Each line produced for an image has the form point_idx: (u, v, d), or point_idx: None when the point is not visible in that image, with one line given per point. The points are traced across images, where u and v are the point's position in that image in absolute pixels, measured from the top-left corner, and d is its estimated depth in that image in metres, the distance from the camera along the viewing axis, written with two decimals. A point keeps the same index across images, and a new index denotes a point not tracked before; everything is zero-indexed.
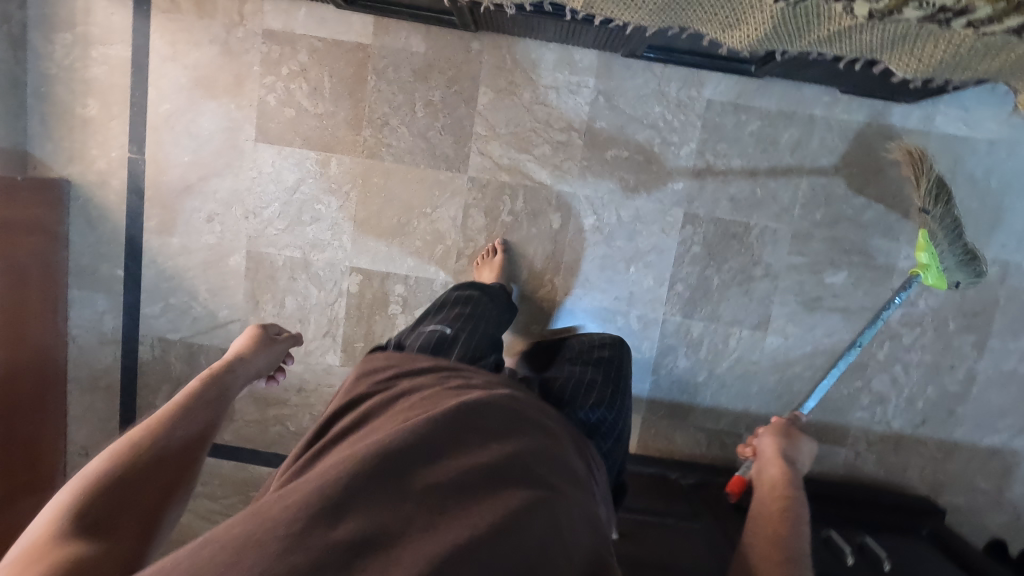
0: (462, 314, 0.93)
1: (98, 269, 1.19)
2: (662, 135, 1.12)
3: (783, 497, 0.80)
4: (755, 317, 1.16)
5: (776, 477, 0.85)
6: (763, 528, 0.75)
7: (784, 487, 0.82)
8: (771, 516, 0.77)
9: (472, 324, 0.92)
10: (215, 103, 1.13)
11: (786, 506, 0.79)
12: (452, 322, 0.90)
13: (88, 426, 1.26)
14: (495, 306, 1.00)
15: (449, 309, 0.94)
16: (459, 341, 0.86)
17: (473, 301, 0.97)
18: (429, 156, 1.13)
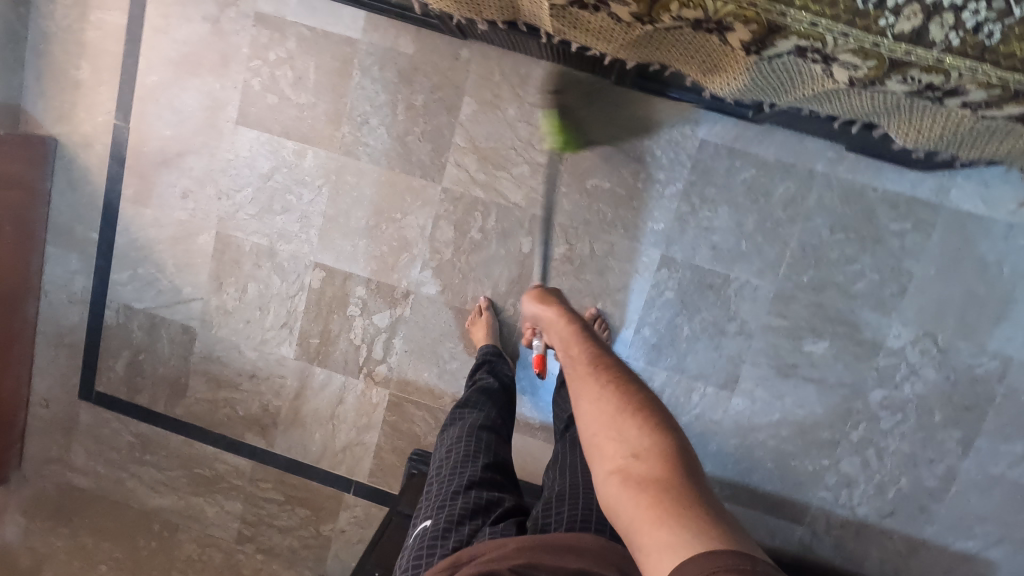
0: (442, 472, 0.85)
1: (74, 230, 1.21)
2: (647, 170, 1.05)
3: (594, 366, 0.64)
4: (722, 375, 1.09)
5: (575, 342, 0.71)
6: (607, 444, 0.54)
7: (596, 357, 0.65)
8: (594, 421, 0.57)
9: (456, 479, 0.82)
10: (200, 81, 1.12)
11: (595, 369, 0.63)
12: (433, 501, 0.81)
13: (50, 379, 1.29)
14: (503, 407, 0.96)
15: (454, 430, 0.91)
16: (444, 523, 0.77)
17: (467, 416, 0.93)
18: (404, 161, 1.10)
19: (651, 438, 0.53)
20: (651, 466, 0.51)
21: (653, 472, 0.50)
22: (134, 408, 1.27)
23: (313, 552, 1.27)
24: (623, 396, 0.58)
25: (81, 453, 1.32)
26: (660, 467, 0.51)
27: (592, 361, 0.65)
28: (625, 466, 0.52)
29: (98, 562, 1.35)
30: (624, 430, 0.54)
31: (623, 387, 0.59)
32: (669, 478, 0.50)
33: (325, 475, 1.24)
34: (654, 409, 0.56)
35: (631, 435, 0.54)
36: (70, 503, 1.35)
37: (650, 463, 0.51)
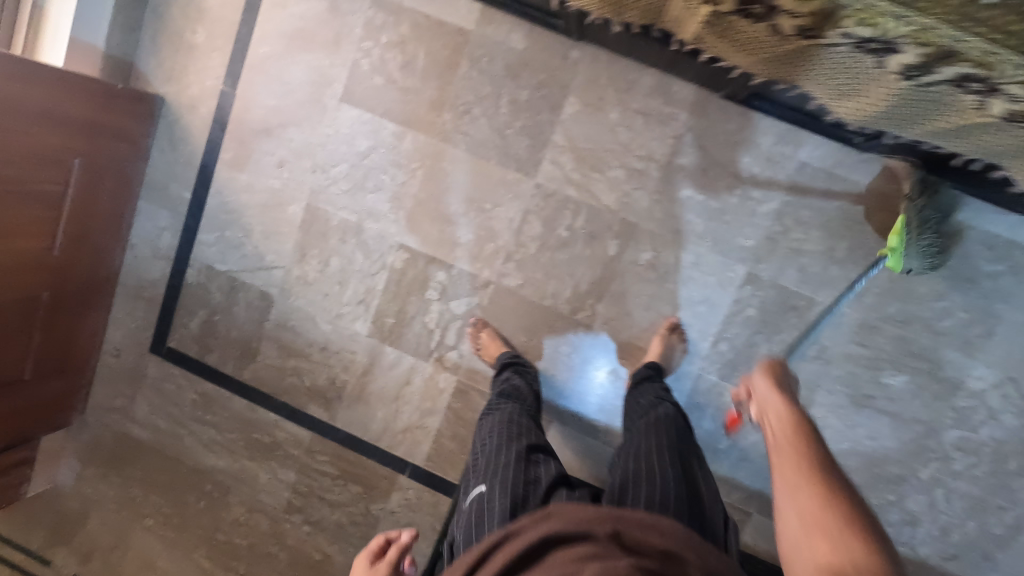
0: (486, 449, 0.88)
1: (169, 187, 1.25)
2: (744, 187, 1.05)
3: (801, 460, 0.65)
4: (795, 399, 1.09)
5: (794, 431, 0.70)
6: (806, 546, 0.57)
7: (821, 456, 0.65)
8: (784, 503, 0.62)
9: (501, 450, 0.85)
10: (310, 56, 1.15)
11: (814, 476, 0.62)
12: (483, 472, 0.83)
13: (125, 329, 1.32)
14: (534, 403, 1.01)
15: (493, 419, 0.94)
16: (498, 485, 0.77)
17: (506, 406, 0.97)
18: (501, 153, 1.12)
19: (851, 540, 0.55)
20: (860, 559, 0.53)
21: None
22: (202, 367, 1.30)
23: (360, 529, 1.29)
24: (818, 484, 0.62)
25: (143, 405, 1.34)
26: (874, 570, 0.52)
27: (797, 460, 0.65)
28: (820, 522, 0.58)
29: (145, 515, 1.38)
30: (824, 532, 0.57)
31: (824, 481, 0.62)
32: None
33: (383, 453, 1.25)
34: (863, 518, 0.57)
35: (840, 533, 0.56)
36: (125, 454, 1.37)
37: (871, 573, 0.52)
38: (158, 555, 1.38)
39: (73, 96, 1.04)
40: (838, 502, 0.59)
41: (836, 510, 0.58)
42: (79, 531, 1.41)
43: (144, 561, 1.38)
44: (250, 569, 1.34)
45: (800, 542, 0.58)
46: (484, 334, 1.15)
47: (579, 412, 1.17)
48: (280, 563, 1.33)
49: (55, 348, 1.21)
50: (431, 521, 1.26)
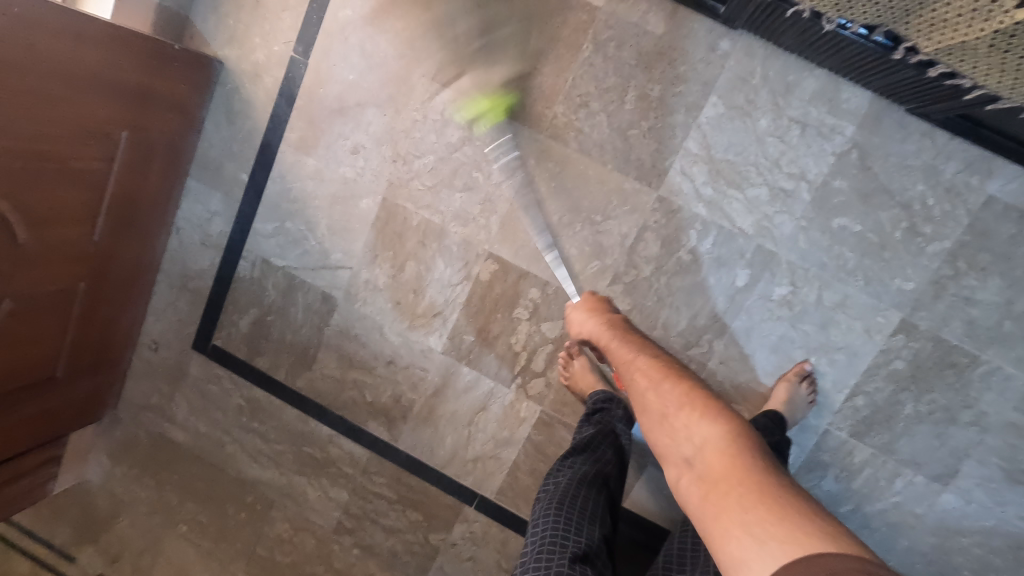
0: (532, 541, 0.79)
1: (223, 166, 1.09)
2: (912, 220, 0.89)
3: (638, 372, 0.71)
4: (938, 467, 0.95)
5: (632, 357, 0.75)
6: (673, 437, 0.61)
7: (638, 374, 0.71)
8: (645, 416, 0.67)
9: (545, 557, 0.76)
10: (401, 25, 0.98)
11: (671, 399, 0.64)
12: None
13: (165, 322, 1.18)
14: (602, 465, 0.86)
15: (548, 500, 0.83)
16: None
17: (564, 475, 0.85)
18: (620, 158, 0.95)
19: (712, 422, 0.59)
20: (706, 440, 0.58)
21: (719, 454, 0.56)
22: (251, 370, 1.16)
23: (416, 560, 1.17)
24: (682, 395, 0.64)
25: (183, 406, 1.21)
26: (720, 444, 0.57)
27: (638, 383, 0.70)
28: (680, 435, 0.60)
29: (180, 522, 1.26)
30: (691, 426, 0.60)
31: (656, 399, 0.66)
32: (731, 452, 0.55)
33: (448, 482, 1.12)
34: (703, 403, 0.63)
35: (683, 428, 0.60)
36: (160, 457, 1.25)
37: (715, 445, 0.57)
38: (193, 564, 1.27)
39: (122, 56, 0.88)
40: (688, 405, 0.63)
41: (686, 409, 0.62)
42: (107, 531, 1.30)
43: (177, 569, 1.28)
44: None
45: (666, 438, 0.62)
46: (576, 364, 1.00)
47: None
48: None
49: (91, 340, 1.08)
50: (496, 559, 1.13)
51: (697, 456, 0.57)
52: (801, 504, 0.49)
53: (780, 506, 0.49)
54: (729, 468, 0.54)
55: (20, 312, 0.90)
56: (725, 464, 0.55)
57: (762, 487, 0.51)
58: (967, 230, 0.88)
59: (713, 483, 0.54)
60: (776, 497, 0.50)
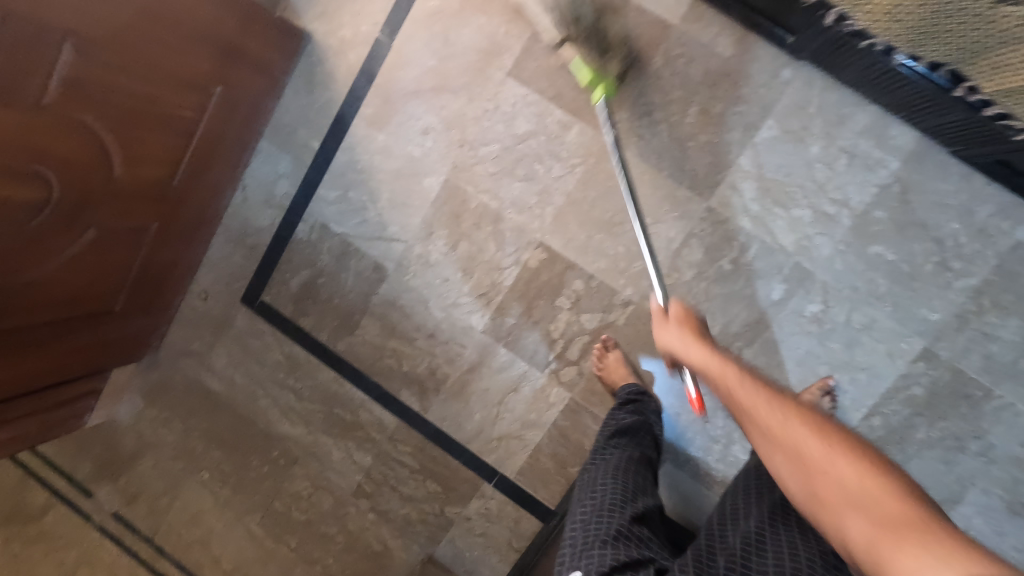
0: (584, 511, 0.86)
1: (296, 133, 1.15)
2: (943, 254, 0.95)
3: (739, 374, 0.69)
4: (944, 492, 1.00)
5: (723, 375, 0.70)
6: (788, 458, 0.61)
7: (734, 388, 0.68)
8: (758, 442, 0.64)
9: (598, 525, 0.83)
10: (485, 20, 1.04)
11: (785, 417, 0.62)
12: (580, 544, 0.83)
13: (218, 273, 1.23)
14: (645, 450, 0.93)
15: (602, 471, 0.90)
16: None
17: (612, 457, 0.91)
18: (676, 167, 1.01)
19: (842, 456, 0.57)
20: (838, 470, 0.57)
21: (855, 482, 0.55)
22: (294, 329, 1.21)
23: (429, 530, 1.21)
24: (824, 440, 0.59)
25: (222, 356, 1.26)
26: (854, 464, 0.56)
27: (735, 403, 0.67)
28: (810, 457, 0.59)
29: (203, 468, 1.30)
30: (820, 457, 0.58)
31: (766, 418, 0.63)
32: (867, 475, 0.55)
33: (471, 456, 1.17)
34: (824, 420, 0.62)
35: (854, 493, 0.55)
36: (193, 403, 1.29)
37: (848, 472, 0.56)
38: (209, 511, 1.31)
39: (226, 13, 0.94)
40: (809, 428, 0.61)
41: (809, 434, 0.60)
42: (128, 471, 1.34)
43: (192, 514, 1.32)
44: (302, 546, 1.27)
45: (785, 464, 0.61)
46: (610, 356, 1.05)
47: (696, 458, 1.05)
48: (336, 546, 1.26)
49: (151, 278, 1.13)
50: (507, 537, 1.17)
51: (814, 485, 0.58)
52: (931, 515, 0.51)
53: (906, 517, 0.51)
54: (855, 492, 0.55)
55: (100, 241, 0.95)
56: (854, 491, 0.55)
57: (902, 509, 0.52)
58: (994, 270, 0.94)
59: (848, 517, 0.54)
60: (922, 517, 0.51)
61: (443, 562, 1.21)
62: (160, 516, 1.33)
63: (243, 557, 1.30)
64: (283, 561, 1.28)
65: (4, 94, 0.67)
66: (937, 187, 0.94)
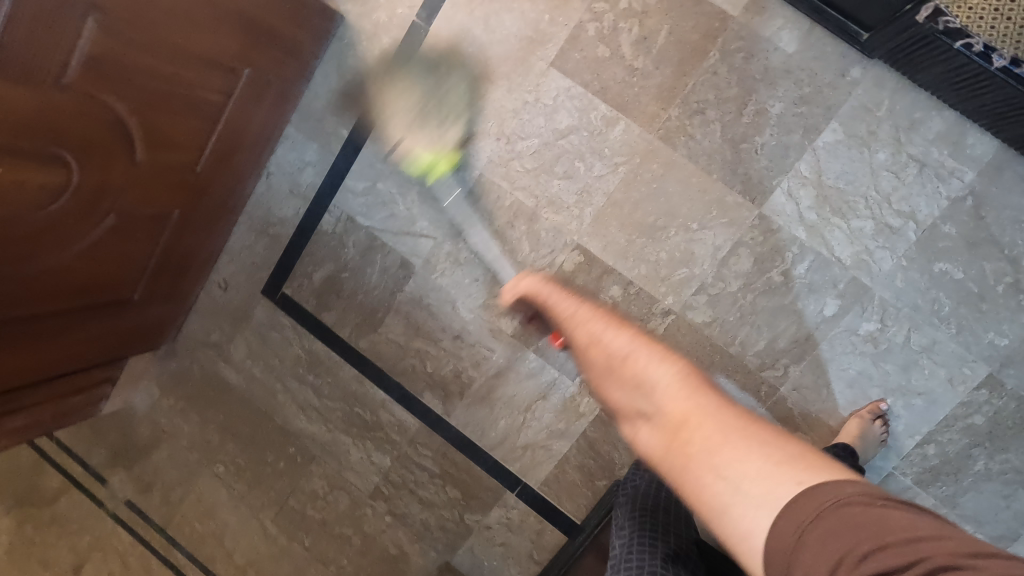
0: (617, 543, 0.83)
1: (325, 120, 1.10)
2: (1017, 276, 0.88)
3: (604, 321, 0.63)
4: (1001, 528, 0.93)
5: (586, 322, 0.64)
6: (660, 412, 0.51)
7: (594, 337, 0.61)
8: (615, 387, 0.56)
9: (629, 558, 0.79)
10: (529, 6, 0.98)
11: (625, 346, 0.58)
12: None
13: (239, 263, 1.19)
14: None
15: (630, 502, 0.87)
16: None
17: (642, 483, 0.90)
18: (728, 169, 0.95)
19: (667, 377, 0.52)
20: (677, 401, 0.51)
21: (677, 394, 0.51)
22: (315, 324, 1.17)
23: (447, 537, 1.17)
24: (677, 374, 0.53)
25: (241, 348, 1.22)
26: (691, 398, 0.50)
27: (591, 350, 0.61)
28: (660, 390, 0.52)
29: (218, 462, 1.27)
30: (646, 389, 0.53)
31: (611, 350, 0.58)
32: (700, 406, 0.49)
33: (493, 464, 1.13)
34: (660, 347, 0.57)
35: (682, 413, 0.50)
36: (210, 395, 1.26)
37: (678, 397, 0.51)
38: (223, 505, 1.28)
39: None
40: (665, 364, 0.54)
41: (659, 368, 0.53)
42: (143, 459, 1.32)
43: (206, 507, 1.29)
44: (316, 545, 1.24)
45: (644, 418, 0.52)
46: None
47: None
48: (351, 547, 1.22)
49: (172, 267, 1.09)
50: (528, 548, 1.13)
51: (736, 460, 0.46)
52: (776, 434, 0.48)
53: (745, 439, 0.47)
54: (677, 416, 0.50)
55: (120, 228, 0.91)
56: (677, 422, 0.50)
57: (752, 434, 0.47)
58: None
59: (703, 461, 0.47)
60: (766, 445, 0.47)
61: (461, 570, 1.17)
62: (175, 507, 1.31)
63: (257, 553, 1.28)
64: (297, 559, 1.25)
65: (17, 72, 0.63)
66: (1015, 203, 0.87)
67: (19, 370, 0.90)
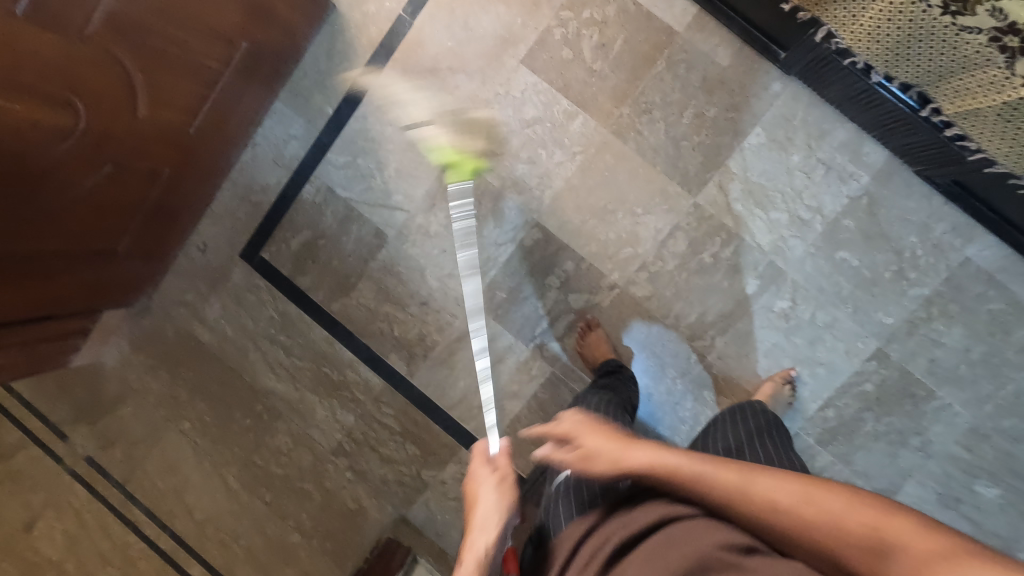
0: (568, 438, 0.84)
1: (312, 98, 1.19)
2: (901, 265, 1.05)
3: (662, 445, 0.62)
4: (886, 482, 1.09)
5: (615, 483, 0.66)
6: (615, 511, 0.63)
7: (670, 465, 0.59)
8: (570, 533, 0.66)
9: None
10: (505, 9, 1.11)
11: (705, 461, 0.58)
12: None
13: (220, 227, 1.26)
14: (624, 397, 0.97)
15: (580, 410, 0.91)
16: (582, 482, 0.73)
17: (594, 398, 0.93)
18: (669, 163, 1.09)
19: (834, 505, 0.50)
20: (788, 496, 0.53)
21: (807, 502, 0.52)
22: (290, 287, 1.25)
23: (404, 492, 1.25)
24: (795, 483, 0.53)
25: (216, 308, 1.29)
26: (830, 508, 0.50)
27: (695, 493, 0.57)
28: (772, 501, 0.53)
29: (184, 418, 1.32)
30: (811, 534, 0.50)
31: (688, 476, 0.57)
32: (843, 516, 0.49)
33: (451, 423, 1.22)
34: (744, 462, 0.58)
35: (820, 518, 0.50)
36: (181, 352, 1.31)
37: (857, 521, 0.49)
38: (186, 461, 1.33)
39: None
40: (793, 484, 0.53)
41: (793, 494, 0.52)
42: (108, 415, 1.34)
43: (170, 464, 1.33)
44: (277, 500, 1.30)
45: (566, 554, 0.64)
46: (592, 335, 1.12)
47: (665, 436, 1.13)
48: (311, 503, 1.29)
49: (156, 224, 1.16)
50: None
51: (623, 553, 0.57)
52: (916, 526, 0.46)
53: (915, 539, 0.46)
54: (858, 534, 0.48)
55: (113, 178, 0.98)
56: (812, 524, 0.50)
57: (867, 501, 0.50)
58: (945, 283, 1.04)
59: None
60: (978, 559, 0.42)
61: (416, 524, 1.25)
62: (137, 463, 1.33)
63: (217, 509, 1.32)
64: (257, 515, 1.31)
65: (51, 20, 0.72)
66: (901, 203, 1.04)
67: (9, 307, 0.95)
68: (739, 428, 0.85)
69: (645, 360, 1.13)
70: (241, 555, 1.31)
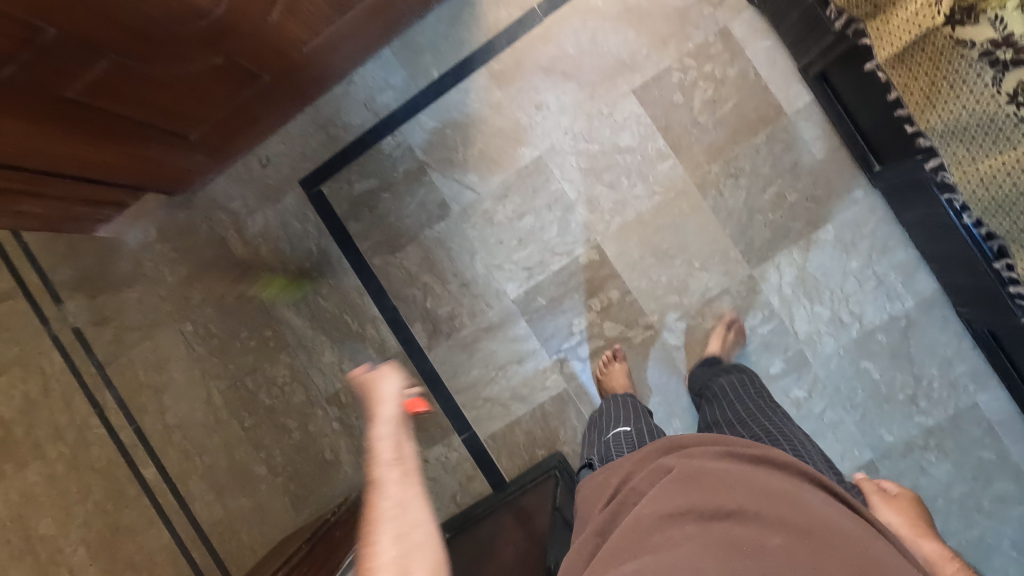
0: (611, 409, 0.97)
1: (421, 55, 1.20)
2: (915, 390, 1.11)
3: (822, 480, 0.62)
4: None
5: (727, 466, 0.62)
6: (713, 486, 0.59)
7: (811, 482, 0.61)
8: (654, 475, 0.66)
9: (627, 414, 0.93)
10: (635, 35, 1.14)
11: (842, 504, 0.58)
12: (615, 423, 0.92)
13: (289, 149, 1.26)
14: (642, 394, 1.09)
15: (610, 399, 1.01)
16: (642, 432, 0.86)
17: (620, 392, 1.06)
18: (737, 229, 1.14)
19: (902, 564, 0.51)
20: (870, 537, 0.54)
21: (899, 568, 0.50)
22: (338, 228, 1.25)
23: None
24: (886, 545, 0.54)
25: (257, 224, 1.27)
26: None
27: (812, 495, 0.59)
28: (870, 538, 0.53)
29: (189, 320, 1.28)
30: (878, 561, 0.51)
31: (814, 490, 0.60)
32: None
33: (452, 406, 1.23)
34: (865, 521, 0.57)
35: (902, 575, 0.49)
36: (208, 256, 1.29)
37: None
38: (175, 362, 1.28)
39: None
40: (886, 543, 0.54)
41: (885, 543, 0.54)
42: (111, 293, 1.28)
43: (159, 359, 1.27)
44: (255, 429, 1.27)
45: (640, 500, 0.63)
46: (615, 366, 1.14)
47: None
48: (289, 440, 1.28)
49: (226, 126, 1.13)
50: (454, 490, 1.22)
51: (711, 547, 0.52)
52: None
53: None
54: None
55: (218, 70, 0.97)
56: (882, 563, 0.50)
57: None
58: (949, 420, 1.10)
59: (644, 541, 0.56)
60: None
61: None
62: (125, 348, 1.26)
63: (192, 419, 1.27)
64: (230, 436, 1.27)
65: None
66: (934, 337, 1.10)
67: (56, 157, 0.92)
68: (723, 379, 1.01)
69: (659, 403, 1.16)
70: (200, 471, 1.25)
